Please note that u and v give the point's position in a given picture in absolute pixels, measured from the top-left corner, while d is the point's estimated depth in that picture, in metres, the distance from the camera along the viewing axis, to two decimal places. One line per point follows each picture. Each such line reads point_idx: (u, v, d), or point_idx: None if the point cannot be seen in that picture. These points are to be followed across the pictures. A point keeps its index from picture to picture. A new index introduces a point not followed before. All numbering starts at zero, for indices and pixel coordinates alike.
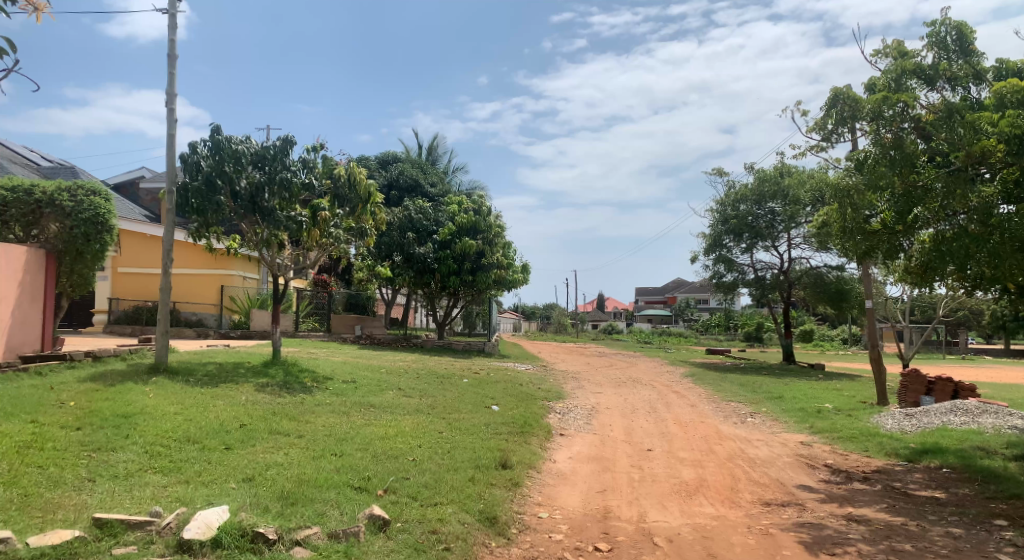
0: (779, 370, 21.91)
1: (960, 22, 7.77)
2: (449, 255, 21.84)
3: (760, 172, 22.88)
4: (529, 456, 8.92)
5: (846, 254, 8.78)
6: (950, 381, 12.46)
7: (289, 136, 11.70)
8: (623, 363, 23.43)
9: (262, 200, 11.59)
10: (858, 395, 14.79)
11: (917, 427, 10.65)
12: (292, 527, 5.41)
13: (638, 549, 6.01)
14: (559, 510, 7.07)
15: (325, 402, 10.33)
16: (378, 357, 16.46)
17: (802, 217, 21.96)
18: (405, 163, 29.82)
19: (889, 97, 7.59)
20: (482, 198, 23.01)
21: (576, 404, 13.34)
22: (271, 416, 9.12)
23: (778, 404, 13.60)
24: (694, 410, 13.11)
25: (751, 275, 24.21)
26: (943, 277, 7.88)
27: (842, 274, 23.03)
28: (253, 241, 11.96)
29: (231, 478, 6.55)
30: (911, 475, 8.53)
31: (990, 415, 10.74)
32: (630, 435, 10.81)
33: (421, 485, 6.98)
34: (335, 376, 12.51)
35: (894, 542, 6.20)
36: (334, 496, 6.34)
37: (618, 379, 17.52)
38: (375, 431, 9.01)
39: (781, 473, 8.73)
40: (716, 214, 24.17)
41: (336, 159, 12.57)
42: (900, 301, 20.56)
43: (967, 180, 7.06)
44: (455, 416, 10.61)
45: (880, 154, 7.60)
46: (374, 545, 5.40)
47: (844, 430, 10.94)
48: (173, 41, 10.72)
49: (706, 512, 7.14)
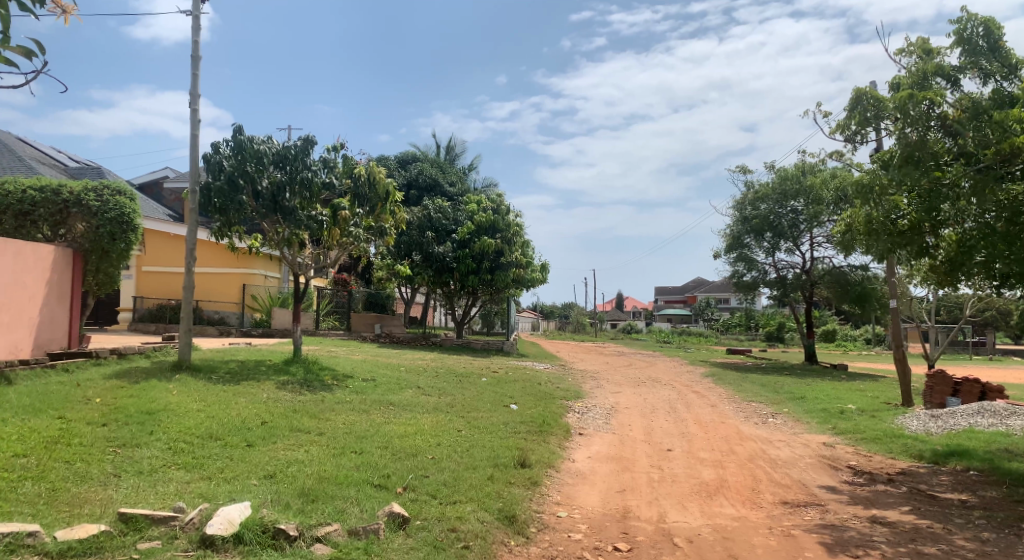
0: (801, 370, 21.68)
1: (988, 17, 7.59)
2: (468, 255, 21.89)
3: (782, 171, 22.65)
4: (547, 455, 8.90)
5: (870, 253, 8.64)
6: (978, 383, 12.20)
7: (310, 136, 11.78)
8: (643, 362, 23.37)
9: (284, 200, 11.70)
10: (882, 396, 14.57)
11: (943, 429, 10.48)
12: (313, 524, 5.47)
13: (658, 549, 5.99)
14: (578, 510, 7.05)
15: (345, 400, 10.41)
16: (397, 355, 16.54)
17: (824, 217, 21.70)
18: (425, 163, 29.98)
19: (915, 96, 7.43)
20: (500, 197, 23.06)
21: (595, 403, 13.31)
22: (292, 413, 9.21)
23: (800, 405, 13.45)
24: (714, 410, 13.01)
25: (773, 274, 23.94)
26: (969, 276, 7.75)
27: (866, 274, 22.70)
28: (275, 240, 12.08)
29: (253, 475, 6.63)
30: (937, 477, 8.39)
31: (1019, 418, 10.52)
32: (649, 435, 10.75)
33: (440, 483, 7.00)
34: (355, 374, 12.60)
35: (919, 545, 6.10)
36: (354, 493, 6.38)
37: (638, 379, 17.44)
38: (394, 429, 9.05)
39: (802, 474, 8.64)
40: (737, 213, 23.98)
41: (356, 159, 12.66)
42: (926, 301, 20.24)
43: (995, 178, 6.90)
44: (474, 414, 10.62)
45: (906, 153, 7.48)
46: (394, 542, 5.43)
47: (868, 431, 10.78)
48: (197, 42, 10.86)
49: (726, 513, 7.08)
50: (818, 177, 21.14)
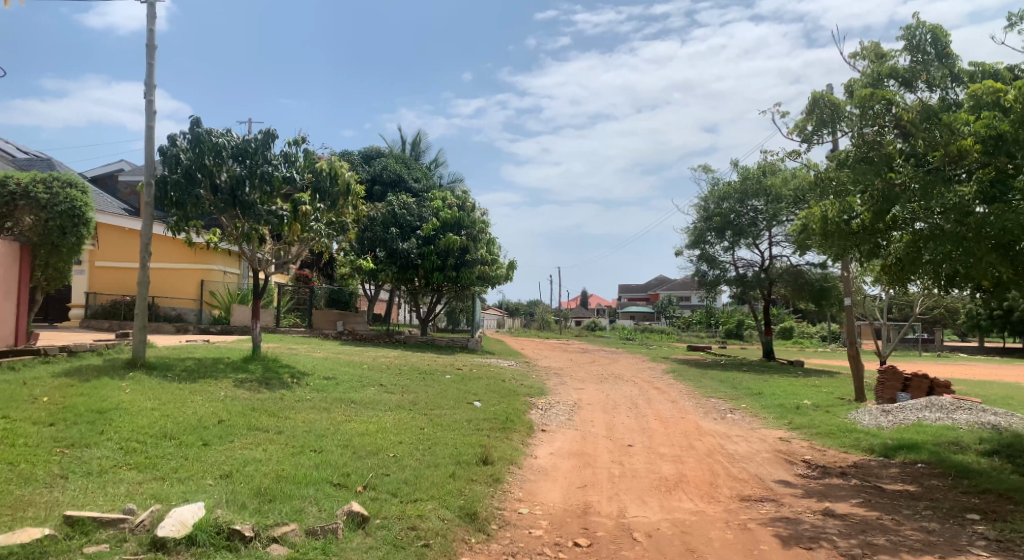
0: (760, 366, 22.05)
1: (936, 24, 7.83)
2: (433, 251, 21.76)
3: (744, 170, 22.93)
4: (510, 453, 8.90)
5: (826, 252, 8.79)
6: (926, 379, 12.56)
7: (270, 129, 11.55)
8: (605, 359, 23.47)
9: (243, 194, 11.43)
10: (836, 392, 14.92)
11: (894, 423, 10.79)
12: (269, 524, 5.37)
13: (617, 545, 6.03)
14: (539, 506, 7.07)
15: (306, 398, 10.26)
16: (359, 352, 16.34)
17: (783, 216, 22.19)
18: (389, 158, 29.77)
19: (873, 95, 7.72)
20: (465, 193, 23.02)
21: (558, 400, 13.36)
22: (250, 412, 9.03)
23: (758, 400, 13.72)
24: (674, 406, 13.22)
25: (733, 272, 24.31)
26: (919, 275, 7.98)
27: (824, 273, 23.19)
28: (234, 235, 11.83)
29: (208, 475, 6.49)
30: (887, 470, 8.65)
31: (964, 412, 10.90)
32: (611, 431, 10.83)
33: (401, 481, 6.96)
34: (316, 372, 12.42)
35: (869, 536, 6.28)
36: (313, 493, 6.31)
37: (601, 375, 17.57)
38: (355, 428, 8.93)
39: (759, 469, 8.81)
40: (699, 210, 24.27)
41: (319, 154, 12.44)
42: (880, 300, 20.81)
43: (943, 179, 7.16)
44: (437, 412, 10.59)
45: (862, 154, 7.78)
46: (353, 542, 5.37)
47: (823, 426, 11.05)
48: (152, 31, 10.57)
49: (685, 507, 7.18)
50: (778, 177, 21.51)
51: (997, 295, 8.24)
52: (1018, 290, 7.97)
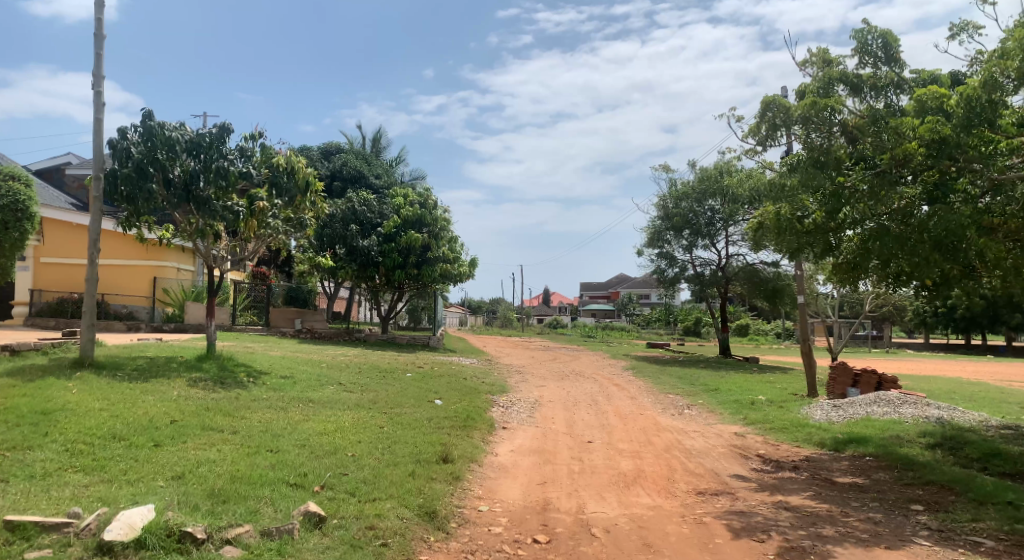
0: (716, 363, 22.48)
1: (886, 30, 8.08)
2: (394, 248, 21.60)
3: (702, 170, 23.32)
4: (470, 450, 8.90)
5: (780, 251, 9.00)
6: (875, 374, 12.99)
7: (226, 123, 11.29)
8: (566, 356, 23.60)
9: (197, 189, 11.16)
10: (790, 388, 15.30)
11: (843, 418, 11.12)
12: (223, 525, 5.26)
13: (576, 541, 6.09)
14: (499, 503, 7.09)
15: (263, 397, 10.09)
16: (318, 351, 16.11)
17: (739, 216, 22.64)
18: (349, 154, 29.42)
19: (819, 102, 7.87)
20: (427, 191, 22.88)
21: (519, 397, 13.39)
22: (204, 412, 8.83)
23: (714, 396, 13.99)
24: (634, 402, 13.38)
25: (691, 270, 24.72)
26: (867, 273, 8.25)
27: (777, 272, 23.76)
28: (187, 231, 11.54)
29: (159, 476, 6.32)
30: (837, 463, 8.93)
31: (909, 406, 11.31)
32: (571, 428, 10.91)
33: (360, 480, 6.89)
34: (273, 371, 12.21)
35: (819, 527, 6.47)
36: (269, 493, 6.20)
37: (562, 373, 17.66)
38: (313, 427, 8.81)
39: (715, 463, 8.99)
40: (659, 210, 24.60)
41: (276, 149, 12.21)
42: (831, 298, 21.42)
43: (891, 181, 7.36)
44: (397, 410, 10.51)
45: (813, 157, 7.95)
46: (309, 542, 5.30)
47: (776, 421, 11.33)
48: (101, 20, 10.23)
49: (643, 502, 7.28)
50: (734, 177, 21.95)
51: (940, 293, 8.60)
52: (959, 288, 8.33)
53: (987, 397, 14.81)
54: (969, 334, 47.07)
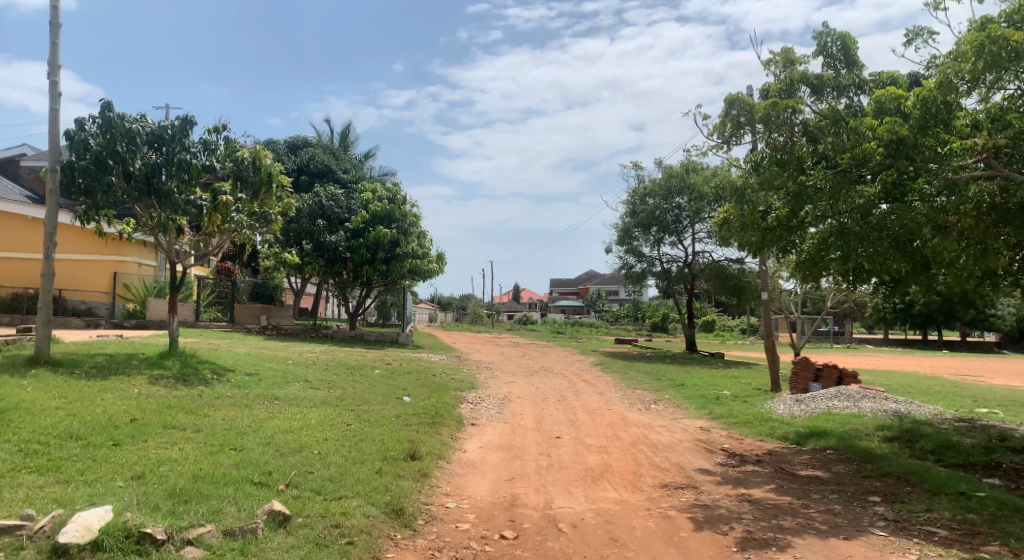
0: (683, 358, 22.78)
1: (845, 32, 8.24)
2: (362, 244, 21.41)
3: (669, 168, 23.56)
4: (438, 447, 8.88)
5: (744, 248, 9.15)
6: (835, 368, 13.32)
7: (188, 116, 11.04)
8: (535, 352, 23.69)
9: (158, 182, 10.93)
10: (753, 382, 15.58)
11: (805, 412, 11.36)
12: (184, 525, 5.16)
13: (543, 536, 6.11)
14: (467, 500, 7.09)
15: (227, 395, 9.92)
16: (284, 348, 15.89)
17: (705, 213, 22.95)
18: (316, 148, 29.04)
19: (780, 103, 7.99)
20: (396, 185, 22.72)
21: (488, 393, 13.40)
22: (166, 410, 8.65)
23: (680, 391, 14.18)
24: (601, 397, 13.49)
25: (658, 267, 24.98)
26: (828, 270, 8.44)
27: (742, 268, 24.15)
28: (149, 225, 11.28)
29: (118, 476, 6.17)
30: (799, 457, 9.12)
31: (869, 400, 11.60)
32: (540, 424, 10.95)
33: (326, 479, 6.82)
34: (238, 368, 12.01)
35: (780, 519, 6.60)
36: (232, 492, 6.10)
37: (531, 368, 17.71)
38: (278, 425, 8.70)
39: (681, 458, 9.11)
40: (627, 207, 24.77)
41: (240, 142, 12.00)
42: (794, 294, 21.86)
43: (850, 181, 7.56)
44: (365, 407, 10.43)
45: (775, 156, 8.09)
46: (273, 541, 5.24)
47: (741, 415, 11.53)
48: (56, 7, 9.91)
49: (609, 497, 7.35)
50: (700, 175, 22.23)
51: (898, 289, 8.84)
52: (916, 285, 8.57)
53: (942, 390, 15.26)
54: (925, 329, 48.46)
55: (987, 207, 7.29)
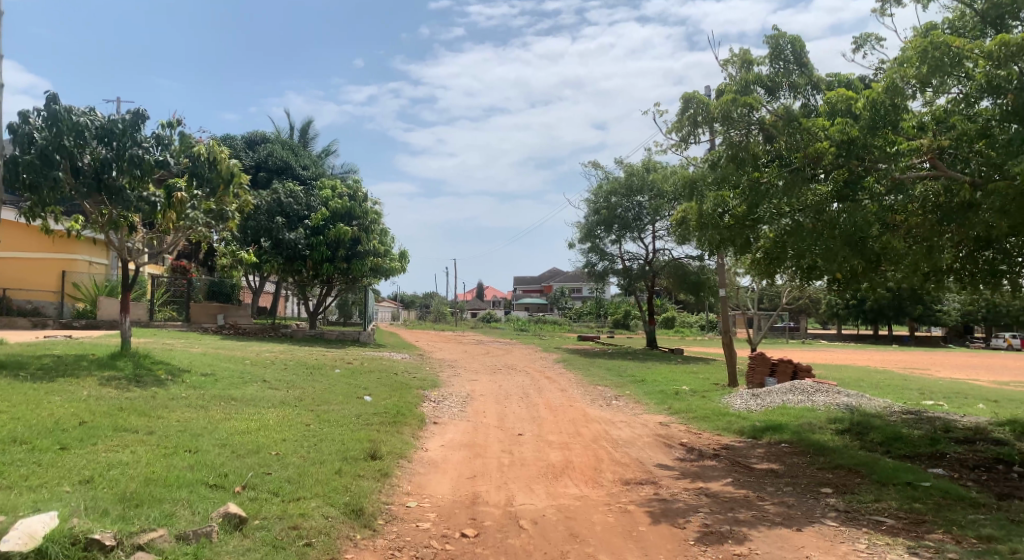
0: (643, 354, 23.05)
1: (796, 36, 8.41)
2: (322, 241, 21.12)
3: (630, 166, 23.82)
4: (399, 446, 8.83)
5: (702, 246, 9.28)
6: (791, 364, 13.63)
7: (140, 110, 10.74)
8: (499, 350, 23.72)
9: (109, 178, 10.60)
10: (712, 378, 15.87)
11: (762, 406, 11.62)
12: (135, 530, 5.03)
13: (504, 533, 6.13)
14: (427, 498, 7.06)
15: (182, 396, 9.69)
16: (242, 347, 15.59)
17: (665, 211, 23.27)
18: (275, 144, 28.53)
19: (737, 100, 8.15)
20: (357, 182, 22.48)
21: (451, 391, 13.37)
22: (116, 412, 8.40)
23: (641, 387, 14.36)
24: (563, 394, 13.57)
25: (620, 264, 25.25)
26: (783, 267, 8.62)
27: (701, 266, 24.55)
28: (99, 222, 10.99)
29: (65, 481, 5.97)
30: (755, 450, 9.31)
31: (822, 394, 11.92)
32: (502, 421, 10.97)
33: (284, 480, 6.72)
34: (193, 368, 11.73)
35: (736, 512, 6.73)
36: (186, 495, 5.96)
37: (493, 366, 17.71)
38: (234, 426, 8.52)
39: (641, 453, 9.22)
40: (589, 204, 24.95)
41: (197, 138, 11.73)
42: (751, 291, 22.33)
43: (803, 179, 7.75)
44: (324, 407, 10.30)
45: (732, 155, 8.24)
46: (228, 545, 5.14)
47: (699, 410, 11.72)
48: None
49: (570, 493, 7.41)
50: (660, 174, 22.52)
51: (850, 286, 9.10)
52: (867, 282, 8.84)
53: (890, 384, 15.79)
54: (877, 324, 49.99)
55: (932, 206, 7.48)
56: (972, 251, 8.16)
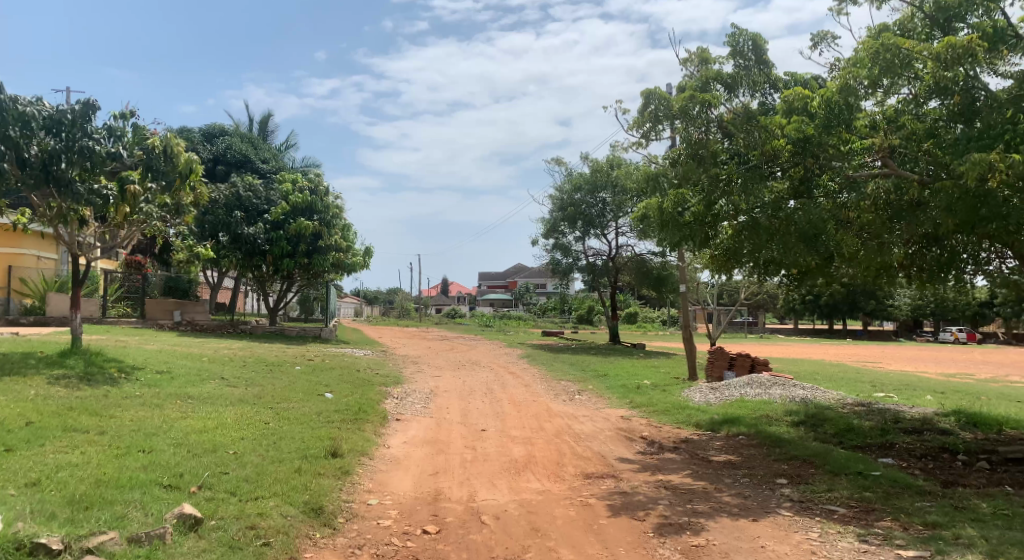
0: (606, 349, 23.27)
1: (756, 34, 8.56)
2: (283, 236, 20.76)
3: (594, 163, 23.97)
4: (361, 443, 8.75)
5: (663, 243, 9.38)
6: (749, 357, 13.90)
7: (91, 100, 10.38)
8: (463, 346, 23.68)
9: (57, 169, 10.13)
10: (673, 372, 16.10)
11: (721, 400, 11.83)
12: (84, 534, 4.88)
13: (465, 529, 6.13)
14: (389, 496, 7.02)
15: (135, 395, 9.43)
16: (199, 344, 15.26)
17: (628, 207, 23.47)
18: (234, 137, 27.95)
19: (695, 97, 8.28)
20: (318, 176, 22.17)
21: (414, 388, 13.30)
22: (66, 411, 8.14)
23: (604, 381, 14.50)
24: (527, 389, 13.61)
25: (583, 261, 25.42)
26: (741, 262, 8.77)
27: (664, 262, 24.86)
28: (48, 216, 10.61)
29: (10, 484, 5.76)
30: (713, 443, 9.48)
31: (779, 387, 12.19)
32: (465, 417, 10.95)
33: (242, 479, 6.61)
34: (148, 366, 11.43)
35: (695, 504, 6.85)
36: (139, 496, 5.82)
37: (457, 362, 17.66)
38: (190, 425, 8.33)
39: (602, 447, 9.31)
40: (553, 200, 25.03)
41: (151, 130, 11.44)
42: (711, 286, 22.70)
43: (760, 177, 7.90)
44: (284, 405, 10.15)
45: (691, 152, 8.36)
46: (182, 546, 5.03)
47: (660, 404, 11.89)
48: None
49: (532, 487, 7.44)
50: (624, 170, 22.70)
51: (806, 281, 9.30)
52: (822, 277, 9.04)
53: (844, 377, 16.25)
54: (833, 319, 51.35)
55: (883, 203, 7.66)
56: (920, 247, 8.43)
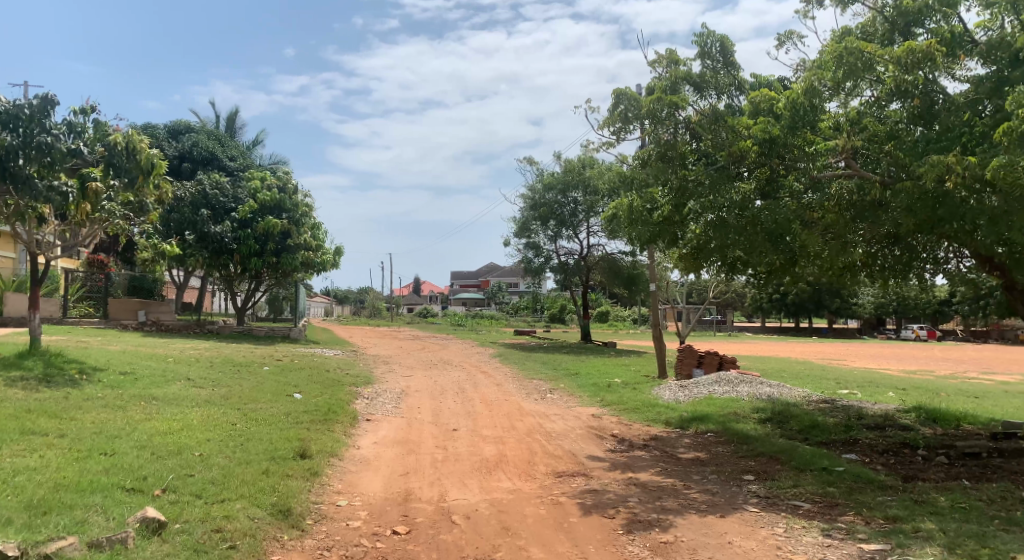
0: (577, 348, 23.38)
1: (724, 36, 8.69)
2: (251, 235, 20.45)
3: (565, 162, 24.05)
4: (330, 444, 8.66)
5: (633, 242, 9.45)
6: (717, 355, 14.09)
7: (49, 95, 10.10)
8: (434, 345, 23.60)
9: (14, 165, 9.84)
10: (643, 370, 16.24)
11: (690, 397, 11.97)
12: (42, 539, 4.75)
13: (436, 529, 6.10)
14: (358, 497, 6.95)
15: (97, 396, 9.21)
16: (164, 345, 14.97)
17: (599, 207, 23.59)
18: (200, 133, 27.43)
19: (663, 99, 8.22)
20: (287, 174, 21.89)
21: (384, 388, 13.21)
22: (23, 414, 7.90)
23: (575, 380, 14.56)
24: (499, 388, 13.61)
25: (555, 260, 25.50)
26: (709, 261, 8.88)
27: (635, 261, 25.06)
28: (5, 213, 10.28)
29: None
30: (682, 440, 9.59)
31: (746, 385, 12.37)
32: (436, 417, 10.91)
33: (208, 481, 6.49)
34: (110, 367, 11.17)
35: (664, 501, 6.92)
36: (100, 500, 5.68)
37: (428, 362, 17.58)
38: (154, 427, 8.15)
39: (573, 445, 9.35)
40: (526, 200, 25.06)
41: (113, 126, 11.19)
42: (681, 286, 22.94)
43: (727, 178, 7.99)
44: (252, 406, 10.00)
45: (660, 153, 8.42)
46: (145, 550, 4.92)
47: (630, 402, 11.98)
48: None
49: (503, 486, 7.45)
50: (596, 170, 22.81)
51: (772, 280, 9.45)
52: (788, 276, 9.19)
53: (810, 374, 16.56)
54: (800, 317, 52.31)
55: (847, 203, 7.77)
56: (883, 247, 8.62)
